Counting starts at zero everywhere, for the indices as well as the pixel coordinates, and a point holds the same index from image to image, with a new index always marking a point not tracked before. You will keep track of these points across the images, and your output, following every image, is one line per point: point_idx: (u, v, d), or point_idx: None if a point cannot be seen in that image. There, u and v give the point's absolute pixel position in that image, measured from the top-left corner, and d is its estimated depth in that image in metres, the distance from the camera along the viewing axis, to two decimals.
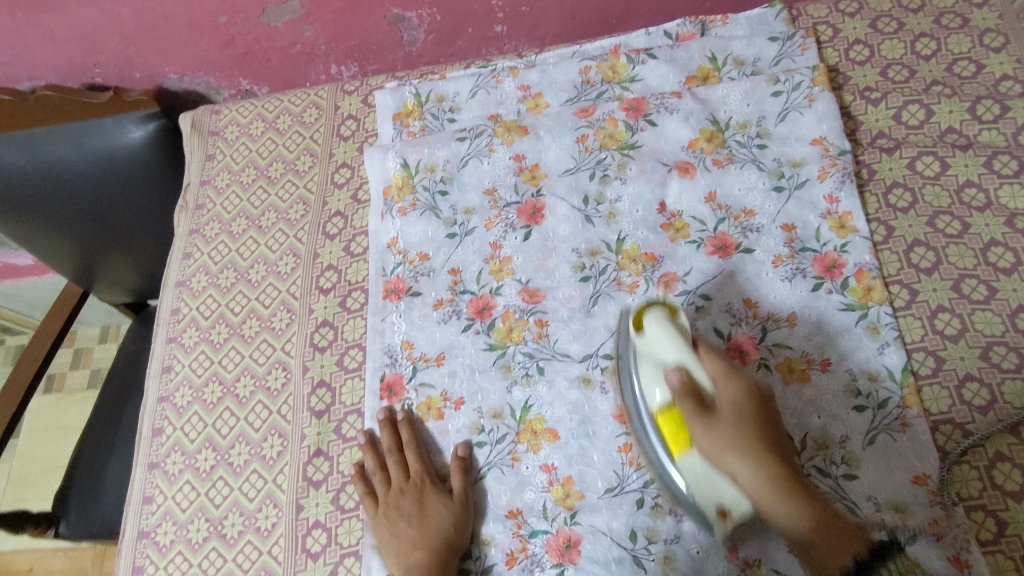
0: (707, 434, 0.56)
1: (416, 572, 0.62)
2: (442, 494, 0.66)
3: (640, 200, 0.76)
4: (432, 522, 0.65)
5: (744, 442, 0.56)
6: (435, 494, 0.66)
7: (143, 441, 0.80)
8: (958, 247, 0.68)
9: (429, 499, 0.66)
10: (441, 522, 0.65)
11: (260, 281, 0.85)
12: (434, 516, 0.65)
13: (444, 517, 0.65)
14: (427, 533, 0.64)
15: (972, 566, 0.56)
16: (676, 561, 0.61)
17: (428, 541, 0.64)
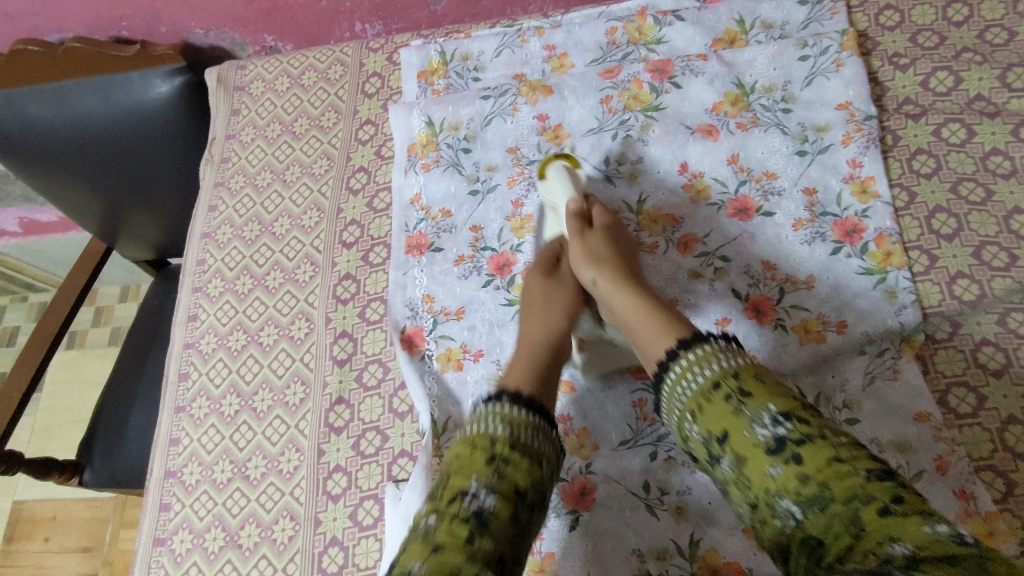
0: (586, 268, 0.67)
1: (520, 362, 0.63)
2: (546, 279, 0.69)
3: (661, 161, 0.76)
4: (538, 332, 0.65)
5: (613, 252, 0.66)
6: (543, 282, 0.69)
7: (169, 385, 0.82)
8: (980, 214, 0.68)
9: (535, 285, 0.69)
10: (546, 329, 0.65)
11: (284, 234, 0.87)
12: (544, 303, 0.67)
13: (555, 298, 0.67)
14: (529, 342, 0.64)
15: (977, 497, 0.58)
16: (688, 511, 0.63)
17: (531, 344, 0.64)
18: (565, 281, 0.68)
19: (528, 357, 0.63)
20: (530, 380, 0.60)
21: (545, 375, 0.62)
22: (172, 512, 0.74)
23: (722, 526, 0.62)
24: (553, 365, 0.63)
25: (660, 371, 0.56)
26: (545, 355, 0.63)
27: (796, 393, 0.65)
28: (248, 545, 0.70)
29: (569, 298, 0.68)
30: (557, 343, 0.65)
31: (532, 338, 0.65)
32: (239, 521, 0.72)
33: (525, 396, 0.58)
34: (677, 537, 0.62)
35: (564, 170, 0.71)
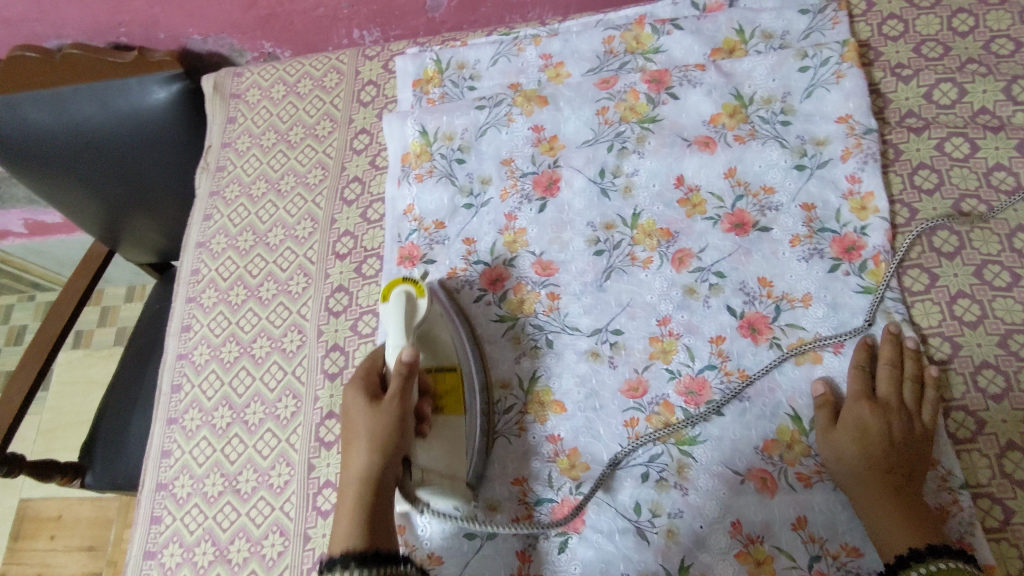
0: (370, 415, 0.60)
1: (345, 520, 0.56)
2: (371, 406, 0.60)
3: (657, 174, 0.75)
4: (354, 473, 0.58)
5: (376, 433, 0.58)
6: (367, 419, 0.59)
7: (162, 396, 0.82)
8: (983, 232, 0.67)
9: (358, 426, 0.59)
10: (366, 459, 0.57)
11: (278, 245, 0.86)
12: (370, 442, 0.58)
13: (376, 437, 0.58)
14: (348, 483, 0.57)
15: (975, 550, 0.56)
16: (679, 534, 0.62)
17: (351, 486, 0.57)
18: (392, 416, 0.59)
19: (353, 513, 0.56)
20: (357, 537, 0.54)
21: (376, 525, 0.55)
22: (163, 525, 0.74)
23: (713, 551, 0.61)
24: (379, 505, 0.57)
25: (852, 472, 0.59)
26: (370, 491, 0.57)
27: (790, 415, 0.64)
28: (238, 560, 0.70)
29: (396, 439, 0.58)
30: (380, 487, 0.57)
31: (352, 475, 0.58)
32: (229, 535, 0.72)
33: (361, 552, 0.53)
34: (666, 562, 0.61)
35: (404, 296, 0.64)
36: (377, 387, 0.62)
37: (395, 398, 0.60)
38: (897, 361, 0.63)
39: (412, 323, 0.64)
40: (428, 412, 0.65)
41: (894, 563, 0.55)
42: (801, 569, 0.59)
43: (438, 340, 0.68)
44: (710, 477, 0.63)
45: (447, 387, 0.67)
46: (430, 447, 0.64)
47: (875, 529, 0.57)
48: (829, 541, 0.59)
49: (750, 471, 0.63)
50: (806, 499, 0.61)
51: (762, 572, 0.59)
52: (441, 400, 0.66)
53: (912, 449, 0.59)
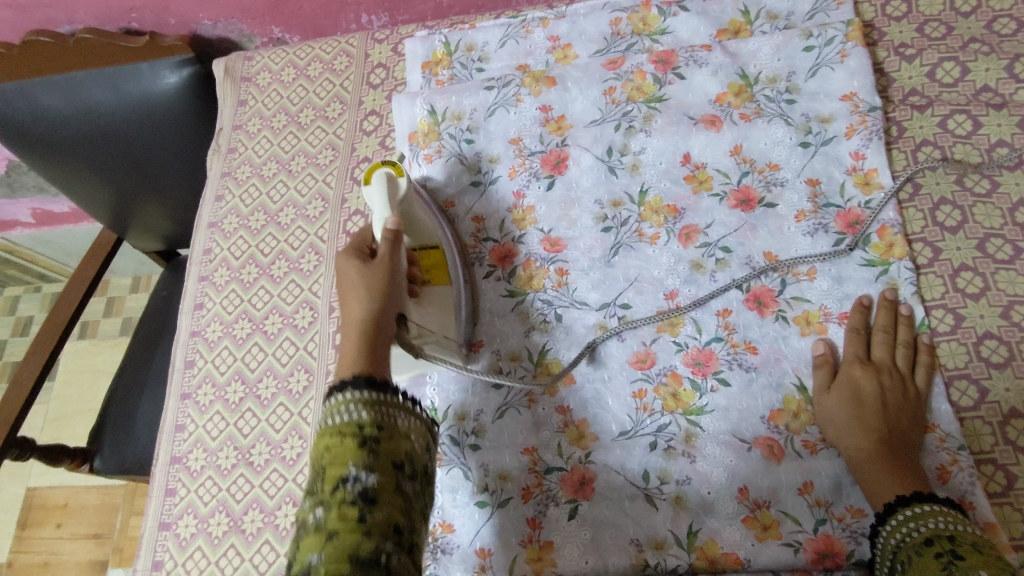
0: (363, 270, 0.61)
1: (348, 358, 0.55)
2: (363, 265, 0.61)
3: (664, 153, 0.76)
4: (355, 317, 0.58)
5: (374, 284, 0.60)
6: (360, 271, 0.61)
7: (175, 372, 0.83)
8: (986, 206, 0.68)
9: (353, 279, 0.61)
10: (364, 307, 0.58)
11: (289, 224, 0.88)
12: (367, 291, 0.59)
13: (374, 285, 0.60)
14: (348, 328, 0.57)
15: (976, 509, 0.57)
16: (687, 500, 0.63)
17: (350, 332, 0.57)
18: (383, 274, 0.61)
19: (356, 343, 0.56)
20: (361, 357, 0.55)
21: (376, 355, 0.56)
22: (177, 497, 0.75)
23: (721, 516, 0.62)
24: (381, 344, 0.57)
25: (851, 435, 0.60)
26: (371, 334, 0.57)
27: (796, 384, 0.65)
28: (251, 530, 0.71)
29: (391, 287, 0.60)
30: (381, 328, 0.58)
31: (351, 320, 0.58)
32: (243, 506, 0.73)
33: (360, 374, 0.53)
34: (674, 528, 0.62)
35: (386, 178, 0.67)
36: (368, 252, 0.63)
37: (387, 255, 0.62)
38: (890, 327, 0.65)
39: (396, 199, 0.67)
40: (418, 279, 0.69)
41: (882, 511, 0.57)
42: (807, 532, 0.60)
43: (419, 220, 0.71)
44: (717, 445, 0.64)
45: (431, 261, 0.71)
46: (422, 309, 0.68)
47: (865, 481, 0.59)
48: (834, 504, 0.60)
49: (756, 439, 0.64)
50: (812, 465, 0.62)
51: (768, 536, 0.60)
52: (425, 272, 0.71)
53: (902, 409, 0.61)
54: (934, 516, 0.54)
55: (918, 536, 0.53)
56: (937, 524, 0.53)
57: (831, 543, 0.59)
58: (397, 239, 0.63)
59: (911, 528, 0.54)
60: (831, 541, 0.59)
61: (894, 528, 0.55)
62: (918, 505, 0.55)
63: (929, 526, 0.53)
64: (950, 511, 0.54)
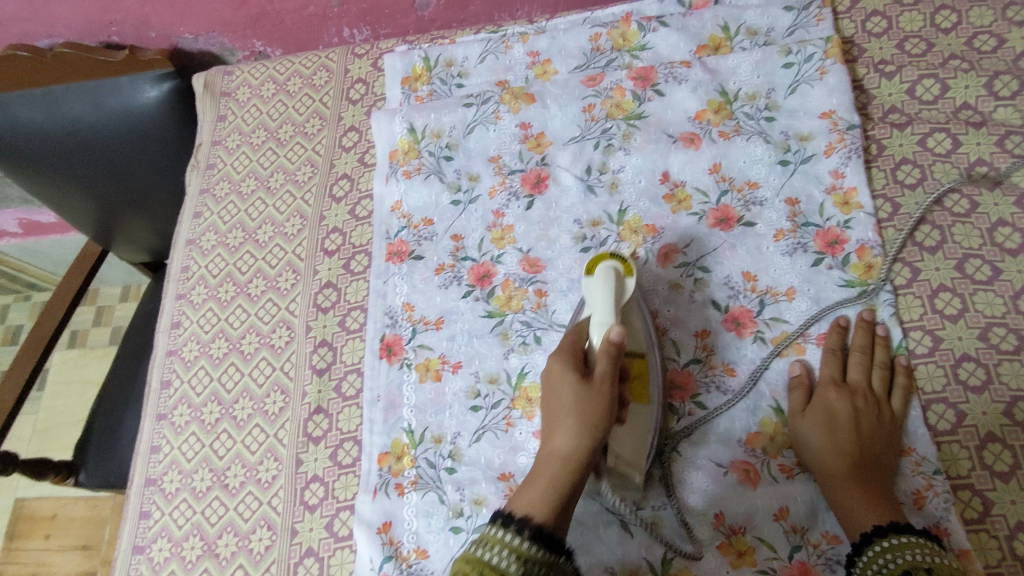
0: (576, 389, 0.55)
1: (534, 490, 0.53)
2: (583, 382, 0.56)
3: (642, 171, 0.75)
4: (562, 452, 0.54)
5: (587, 414, 0.55)
6: (576, 392, 0.55)
7: (152, 392, 0.82)
8: (965, 226, 0.67)
9: (565, 400, 0.56)
10: (575, 442, 0.54)
11: (267, 242, 0.87)
12: (581, 421, 0.54)
13: (588, 417, 0.54)
14: (551, 461, 0.54)
15: (951, 535, 0.57)
16: (663, 527, 0.62)
17: (555, 465, 0.54)
18: (601, 403, 0.55)
19: (550, 484, 0.53)
20: (541, 508, 0.52)
21: (563, 506, 0.53)
22: (152, 520, 0.75)
23: (696, 543, 0.61)
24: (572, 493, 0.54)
25: (826, 458, 0.60)
26: (569, 480, 0.54)
27: (773, 407, 0.65)
28: (225, 555, 0.71)
29: (608, 418, 0.55)
30: (579, 470, 0.54)
31: (555, 454, 0.55)
32: (217, 530, 0.72)
33: (537, 525, 0.50)
34: (649, 554, 0.61)
35: (613, 273, 0.61)
36: (583, 360, 0.58)
37: (608, 380, 0.56)
38: (867, 347, 0.64)
39: (620, 300, 0.60)
40: (626, 397, 0.61)
41: (859, 541, 0.56)
42: (782, 560, 0.59)
43: (632, 322, 0.63)
44: (694, 470, 0.64)
45: (638, 371, 0.63)
46: (619, 435, 0.61)
47: (840, 507, 0.58)
48: (810, 530, 0.60)
49: (733, 463, 0.63)
50: (788, 490, 0.61)
51: (744, 563, 0.60)
52: (633, 385, 0.63)
53: (877, 433, 0.60)
54: (912, 547, 0.52)
55: (896, 568, 0.52)
56: (915, 555, 0.52)
57: (807, 570, 0.58)
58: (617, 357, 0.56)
59: (889, 558, 0.53)
60: (806, 569, 0.58)
61: (870, 558, 0.54)
62: (896, 535, 0.54)
63: (906, 557, 0.52)
64: (927, 542, 0.53)
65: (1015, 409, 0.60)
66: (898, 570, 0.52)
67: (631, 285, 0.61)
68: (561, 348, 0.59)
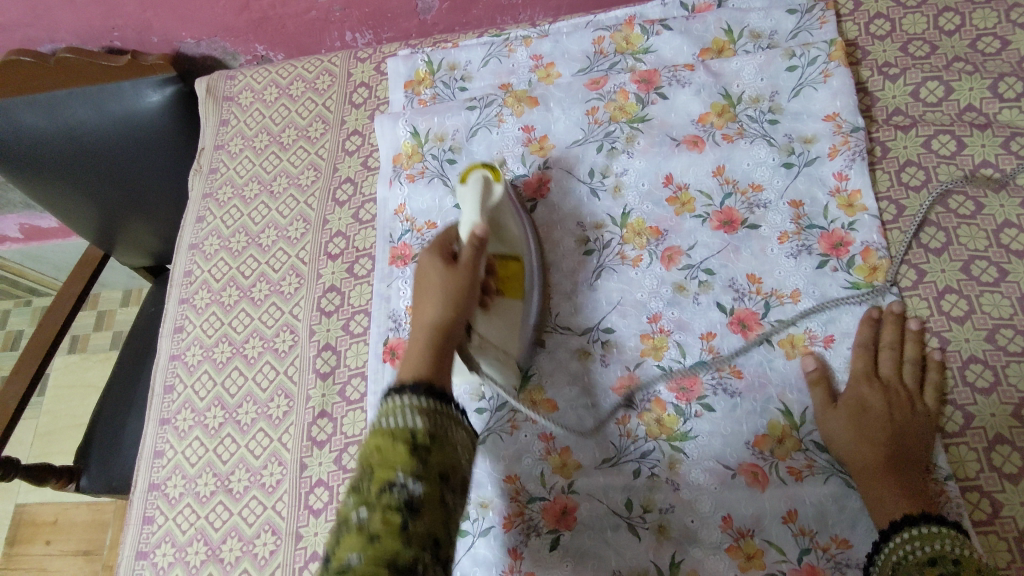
0: (442, 272, 0.58)
1: (415, 353, 0.53)
2: (448, 266, 0.59)
3: (646, 174, 0.75)
4: (426, 321, 0.56)
5: (449, 291, 0.57)
6: (440, 272, 0.58)
7: (155, 397, 0.82)
8: (970, 227, 0.67)
9: (432, 284, 0.58)
10: (440, 310, 0.56)
11: (270, 246, 0.87)
12: (444, 296, 0.57)
13: (450, 289, 0.57)
14: (418, 328, 0.56)
15: None
16: (670, 530, 0.62)
17: (420, 330, 0.55)
18: (465, 276, 0.58)
19: (424, 344, 0.54)
20: (427, 367, 0.52)
21: (443, 359, 0.53)
22: (155, 525, 0.74)
23: (704, 546, 0.61)
24: (448, 348, 0.55)
25: (858, 445, 0.59)
26: (441, 342, 0.54)
27: (781, 409, 0.64)
28: (230, 559, 0.70)
29: (468, 294, 0.58)
30: (449, 334, 0.55)
31: (423, 324, 0.56)
32: (221, 535, 0.72)
33: (426, 382, 0.50)
34: (657, 558, 0.61)
35: (482, 179, 0.67)
36: (449, 251, 0.61)
37: (470, 262, 0.59)
38: (898, 343, 0.64)
39: (488, 203, 0.66)
40: (492, 289, 0.67)
41: (886, 527, 0.56)
42: (791, 562, 0.59)
43: (505, 225, 0.70)
44: (701, 473, 0.63)
45: (509, 271, 0.69)
46: (488, 320, 0.65)
47: (869, 497, 0.58)
48: (819, 533, 0.59)
49: (740, 466, 0.63)
50: (796, 493, 0.61)
51: (752, 566, 0.60)
52: (499, 282, 0.68)
53: (910, 427, 0.60)
54: (940, 538, 0.54)
55: (922, 555, 0.53)
56: (943, 545, 0.53)
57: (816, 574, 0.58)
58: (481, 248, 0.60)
59: (915, 547, 0.54)
60: (815, 572, 0.58)
61: (896, 543, 0.55)
62: (924, 524, 0.55)
63: (935, 546, 0.53)
64: (951, 533, 0.54)
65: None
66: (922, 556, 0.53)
67: (501, 190, 0.67)
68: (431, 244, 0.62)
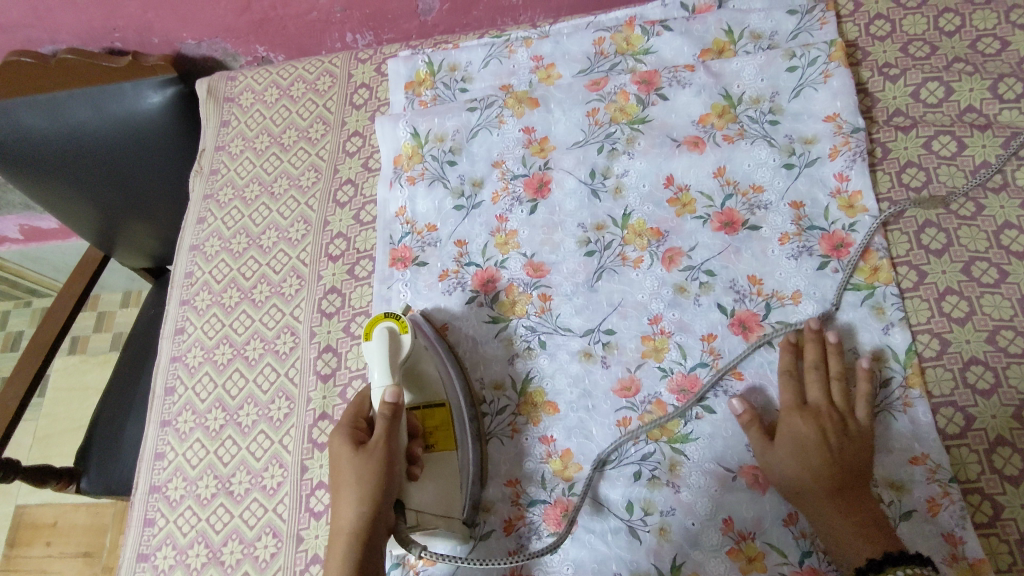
0: (352, 458, 0.57)
1: (335, 572, 0.53)
2: (358, 451, 0.58)
3: (647, 175, 0.75)
4: (345, 523, 0.55)
5: (362, 474, 0.56)
6: (353, 458, 0.57)
7: (156, 399, 0.82)
8: (971, 229, 0.67)
9: (345, 471, 0.57)
10: (354, 514, 0.55)
11: (271, 248, 0.87)
12: (357, 485, 0.56)
13: (365, 480, 0.56)
14: (337, 535, 0.55)
15: (965, 544, 0.57)
16: (672, 532, 0.62)
17: (336, 539, 0.55)
18: (379, 460, 0.57)
19: (342, 562, 0.53)
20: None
21: (366, 570, 0.53)
22: (156, 528, 0.74)
23: (705, 549, 0.61)
24: (372, 556, 0.54)
25: (800, 482, 0.59)
26: (359, 543, 0.54)
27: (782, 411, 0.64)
28: (231, 562, 0.70)
29: (384, 483, 0.56)
30: (367, 539, 0.54)
31: (339, 528, 0.56)
32: (222, 537, 0.72)
33: None
34: (658, 562, 0.61)
35: (387, 333, 0.63)
36: (361, 431, 0.60)
37: (382, 440, 0.57)
38: (821, 361, 0.64)
39: (397, 361, 0.62)
40: (418, 452, 0.62)
41: (865, 567, 0.55)
42: (792, 565, 0.59)
43: (424, 373, 0.66)
44: (702, 475, 0.63)
45: (435, 423, 0.65)
46: (421, 485, 0.61)
47: (830, 536, 0.57)
48: (820, 536, 0.59)
49: (741, 468, 0.63)
50: None
51: (753, 569, 0.60)
52: (427, 439, 0.64)
53: (848, 452, 0.59)
54: (924, 573, 0.53)
55: None
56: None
57: None
58: (397, 414, 0.58)
59: None
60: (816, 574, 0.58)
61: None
62: (909, 564, 0.53)
63: None
64: (936, 571, 0.53)
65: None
66: None
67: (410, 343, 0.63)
68: (342, 425, 0.61)
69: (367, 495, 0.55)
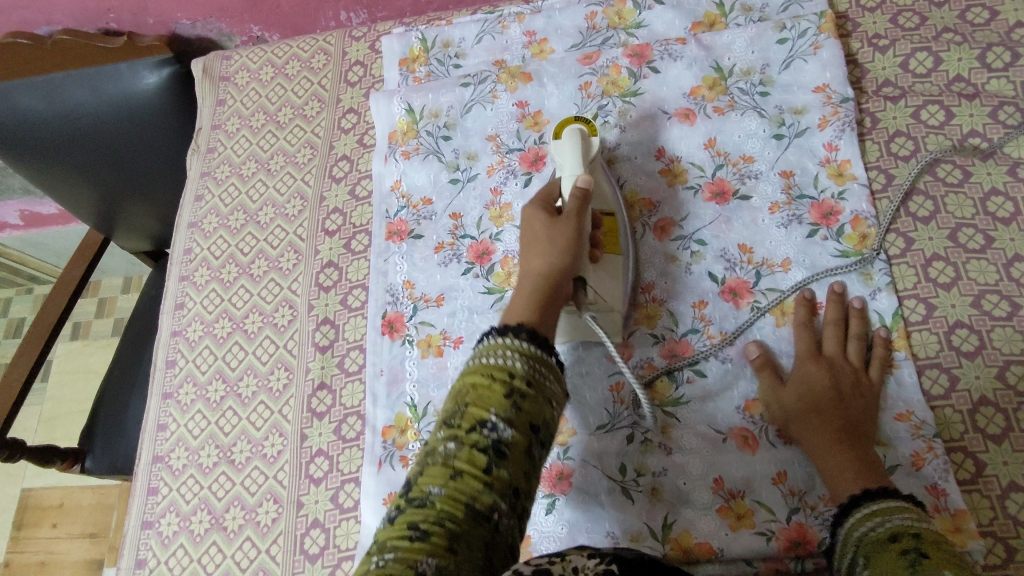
0: (547, 225, 0.59)
1: (519, 301, 0.55)
2: (552, 219, 0.60)
3: (639, 147, 0.76)
4: (538, 268, 0.57)
5: (561, 240, 0.58)
6: (548, 225, 0.59)
7: (157, 372, 0.84)
8: (958, 196, 0.68)
9: (538, 233, 0.59)
10: (550, 261, 0.57)
11: (268, 223, 0.88)
12: (555, 244, 0.58)
13: (560, 240, 0.58)
14: (532, 274, 0.57)
15: (948, 496, 0.58)
16: (663, 492, 0.64)
17: (533, 278, 0.57)
18: (572, 226, 0.59)
19: (528, 292, 0.55)
20: (530, 312, 0.53)
21: (547, 311, 0.55)
22: (160, 496, 0.76)
23: (696, 507, 0.63)
24: (554, 303, 0.56)
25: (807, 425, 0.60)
26: (550, 298, 0.56)
27: None
28: (233, 527, 0.72)
29: (578, 242, 0.59)
30: (560, 284, 0.57)
31: (532, 272, 0.58)
32: (224, 504, 0.73)
33: (530, 328, 0.52)
34: (650, 520, 0.63)
35: (578, 132, 0.67)
36: (553, 207, 0.62)
37: (573, 217, 0.60)
38: (841, 320, 0.65)
39: (586, 155, 0.67)
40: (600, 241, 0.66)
41: (847, 504, 0.55)
42: (781, 522, 0.60)
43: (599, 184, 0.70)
44: (693, 437, 0.65)
45: (608, 224, 0.68)
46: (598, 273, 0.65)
47: (828, 475, 0.58)
48: (807, 493, 0.61)
49: (731, 430, 0.64)
50: (786, 455, 0.62)
51: (742, 526, 0.61)
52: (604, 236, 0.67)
53: (856, 400, 0.60)
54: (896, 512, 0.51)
55: (880, 531, 0.50)
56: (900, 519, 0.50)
57: (805, 532, 0.60)
58: (587, 200, 0.61)
59: (874, 523, 0.51)
60: (803, 530, 0.60)
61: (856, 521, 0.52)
62: (883, 501, 0.53)
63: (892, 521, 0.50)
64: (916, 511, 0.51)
65: (1008, 373, 0.61)
66: (883, 532, 0.50)
67: (596, 144, 0.68)
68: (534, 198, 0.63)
69: (565, 249, 0.58)
